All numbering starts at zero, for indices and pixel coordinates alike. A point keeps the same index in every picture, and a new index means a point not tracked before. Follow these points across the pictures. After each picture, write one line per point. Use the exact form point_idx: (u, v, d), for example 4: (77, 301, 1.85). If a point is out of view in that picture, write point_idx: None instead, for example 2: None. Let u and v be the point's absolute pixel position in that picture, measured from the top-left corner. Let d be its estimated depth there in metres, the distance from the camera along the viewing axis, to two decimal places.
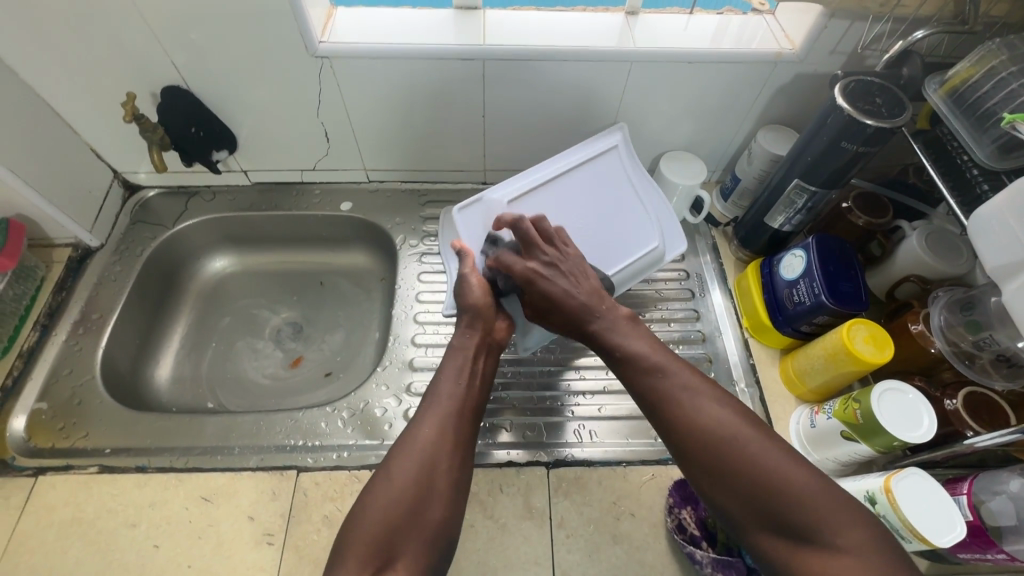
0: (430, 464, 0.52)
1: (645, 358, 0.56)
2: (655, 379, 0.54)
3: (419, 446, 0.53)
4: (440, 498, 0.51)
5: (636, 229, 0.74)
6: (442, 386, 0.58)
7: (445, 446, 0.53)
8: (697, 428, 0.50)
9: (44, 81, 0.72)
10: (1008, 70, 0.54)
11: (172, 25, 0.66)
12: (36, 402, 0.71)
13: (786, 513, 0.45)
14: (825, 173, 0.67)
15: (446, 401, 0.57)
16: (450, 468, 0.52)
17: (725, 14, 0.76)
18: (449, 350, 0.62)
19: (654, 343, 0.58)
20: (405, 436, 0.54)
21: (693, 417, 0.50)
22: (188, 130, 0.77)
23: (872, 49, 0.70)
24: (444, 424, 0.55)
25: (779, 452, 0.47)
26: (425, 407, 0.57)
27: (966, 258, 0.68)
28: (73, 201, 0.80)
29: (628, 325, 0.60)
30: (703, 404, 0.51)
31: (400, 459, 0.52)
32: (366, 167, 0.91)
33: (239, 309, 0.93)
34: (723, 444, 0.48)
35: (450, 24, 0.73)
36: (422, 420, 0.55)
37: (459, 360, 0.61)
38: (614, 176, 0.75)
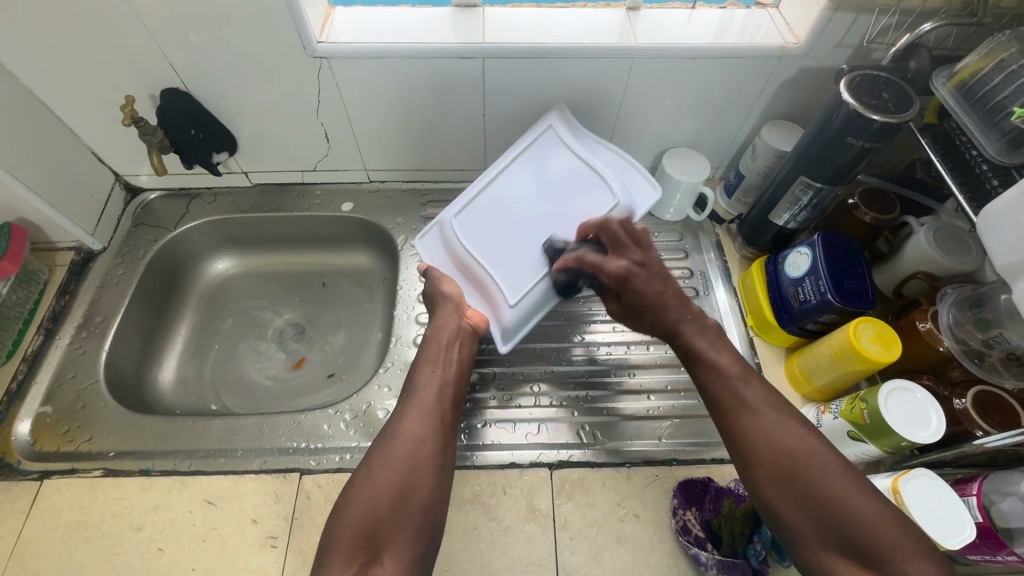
0: (409, 453, 0.55)
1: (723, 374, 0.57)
2: (740, 391, 0.55)
3: (399, 438, 0.56)
4: (423, 481, 0.53)
5: (591, 195, 0.69)
6: (418, 382, 0.62)
7: (423, 434, 0.56)
8: (774, 450, 0.51)
9: (44, 85, 0.72)
10: (1019, 63, 0.53)
11: (170, 27, 0.66)
12: (40, 406, 0.71)
13: (859, 542, 0.45)
14: (831, 169, 0.66)
15: (423, 394, 0.60)
16: (428, 452, 0.55)
17: (728, 8, 0.75)
18: (423, 345, 0.66)
19: (733, 356, 0.58)
20: (386, 430, 0.57)
21: (764, 431, 0.52)
22: (188, 132, 0.76)
23: (878, 42, 0.69)
24: (423, 414, 0.58)
25: (845, 480, 0.48)
26: (403, 403, 0.60)
27: (975, 255, 0.67)
28: (75, 204, 0.80)
29: (715, 338, 0.61)
30: (786, 423, 0.52)
31: (381, 450, 0.55)
32: (367, 167, 0.90)
33: (242, 311, 0.93)
34: (796, 458, 0.49)
35: (449, 22, 0.73)
36: (402, 414, 0.59)
37: (433, 352, 0.64)
38: (558, 150, 0.72)
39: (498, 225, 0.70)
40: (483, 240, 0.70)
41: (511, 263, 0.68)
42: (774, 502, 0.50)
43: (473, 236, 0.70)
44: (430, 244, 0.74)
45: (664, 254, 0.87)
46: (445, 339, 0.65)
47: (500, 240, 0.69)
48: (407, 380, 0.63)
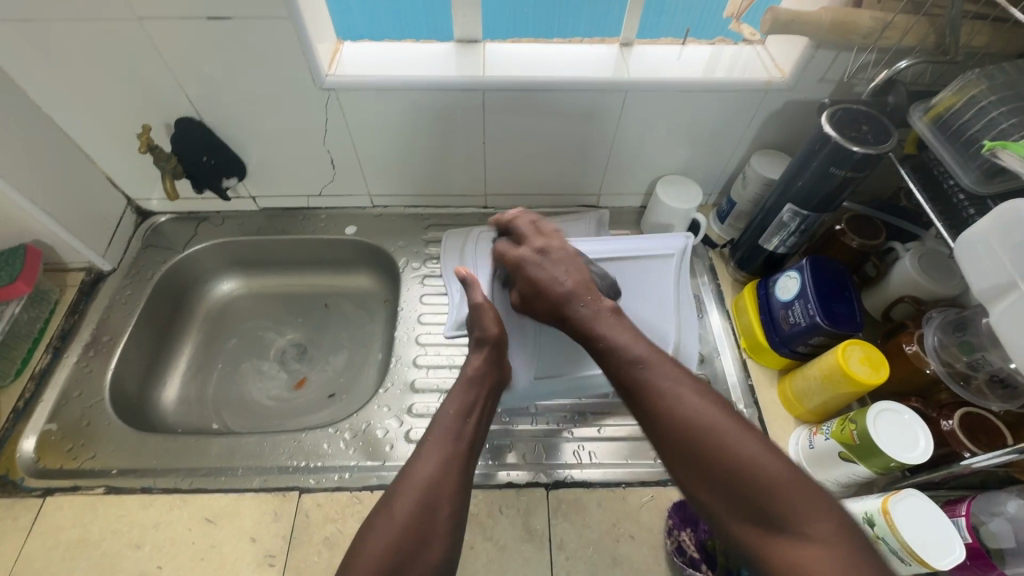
0: (432, 502, 0.53)
1: (630, 357, 0.57)
2: (636, 371, 0.56)
3: (421, 484, 0.54)
4: (437, 540, 0.51)
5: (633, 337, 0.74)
6: (444, 424, 0.60)
7: (448, 483, 0.55)
8: (675, 421, 0.52)
9: (65, 114, 0.76)
10: (989, 99, 0.56)
11: (186, 60, 0.70)
12: (46, 423, 0.73)
13: (760, 498, 0.46)
14: (816, 198, 0.69)
15: (446, 441, 0.58)
16: (449, 511, 0.53)
17: (716, 45, 0.79)
18: (459, 381, 0.64)
19: (639, 337, 0.59)
20: (407, 471, 0.56)
21: (672, 403, 0.53)
22: (199, 158, 0.80)
23: (859, 78, 0.73)
24: (448, 460, 0.56)
25: (749, 446, 0.49)
26: (429, 442, 0.58)
27: (959, 280, 0.69)
28: (87, 227, 0.83)
29: (613, 317, 0.62)
30: (685, 397, 0.53)
31: (401, 496, 0.53)
32: (371, 192, 0.94)
33: (246, 331, 0.95)
34: (698, 431, 0.50)
35: (451, 57, 0.77)
36: (426, 455, 0.57)
37: (467, 398, 0.62)
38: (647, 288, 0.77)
39: None
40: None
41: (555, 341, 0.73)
42: (679, 471, 0.51)
43: None
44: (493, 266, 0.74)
45: None
46: (485, 388, 0.64)
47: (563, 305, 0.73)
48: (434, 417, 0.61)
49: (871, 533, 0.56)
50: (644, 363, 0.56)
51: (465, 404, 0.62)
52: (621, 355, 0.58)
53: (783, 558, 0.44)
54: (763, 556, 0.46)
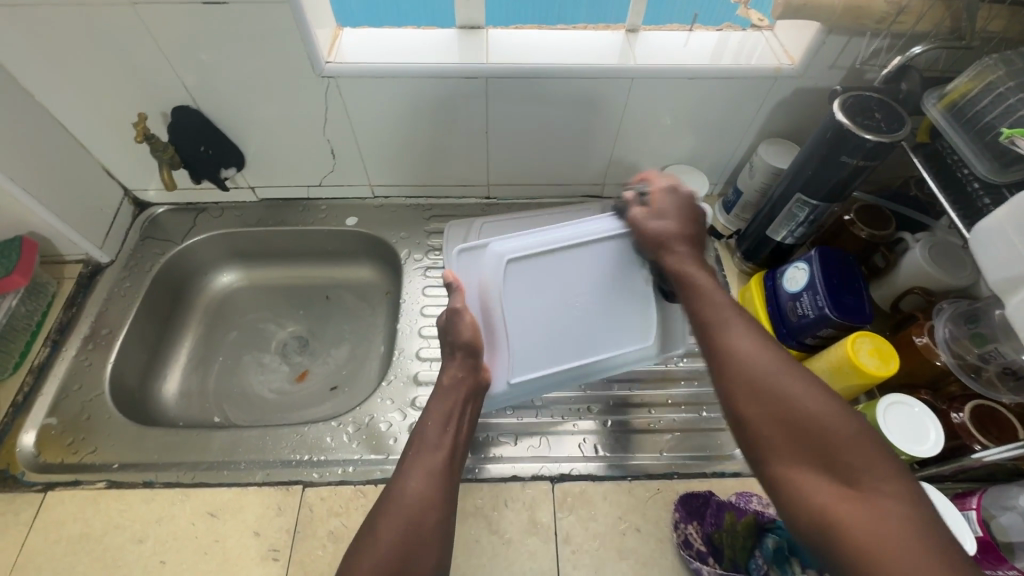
0: (416, 517, 0.53)
1: (706, 311, 0.55)
2: (714, 315, 0.55)
3: (402, 508, 0.54)
4: (426, 558, 0.52)
5: (621, 336, 0.67)
6: (423, 442, 0.59)
7: (432, 496, 0.55)
8: (744, 364, 0.51)
9: (59, 102, 0.74)
10: (1006, 84, 0.55)
11: (182, 46, 0.68)
12: (46, 417, 0.72)
13: (827, 445, 0.45)
14: (826, 188, 0.68)
15: (429, 455, 0.58)
16: (435, 524, 0.53)
17: (724, 31, 0.77)
18: (433, 397, 0.62)
19: (717, 287, 0.57)
20: (388, 494, 0.55)
21: (744, 351, 0.51)
22: (197, 149, 0.79)
23: (871, 64, 0.71)
24: (432, 474, 0.56)
25: (822, 405, 0.47)
26: (408, 464, 0.57)
27: (969, 270, 0.68)
28: (84, 218, 0.82)
29: (702, 266, 0.60)
30: (760, 345, 0.51)
31: (383, 521, 0.53)
32: (372, 182, 0.92)
33: (246, 324, 0.94)
34: (769, 377, 0.49)
35: (453, 43, 0.75)
36: (410, 471, 0.57)
37: (446, 407, 0.61)
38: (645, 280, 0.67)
39: (548, 282, 0.65)
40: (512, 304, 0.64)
41: (537, 342, 0.66)
42: (747, 413, 0.49)
43: (518, 283, 0.65)
44: (467, 259, 0.67)
45: None
46: (462, 394, 0.61)
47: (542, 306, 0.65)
48: (416, 432, 0.61)
49: None
50: (727, 317, 0.54)
51: (441, 422, 0.60)
52: (700, 308, 0.56)
53: (847, 511, 0.42)
54: (821, 507, 0.43)
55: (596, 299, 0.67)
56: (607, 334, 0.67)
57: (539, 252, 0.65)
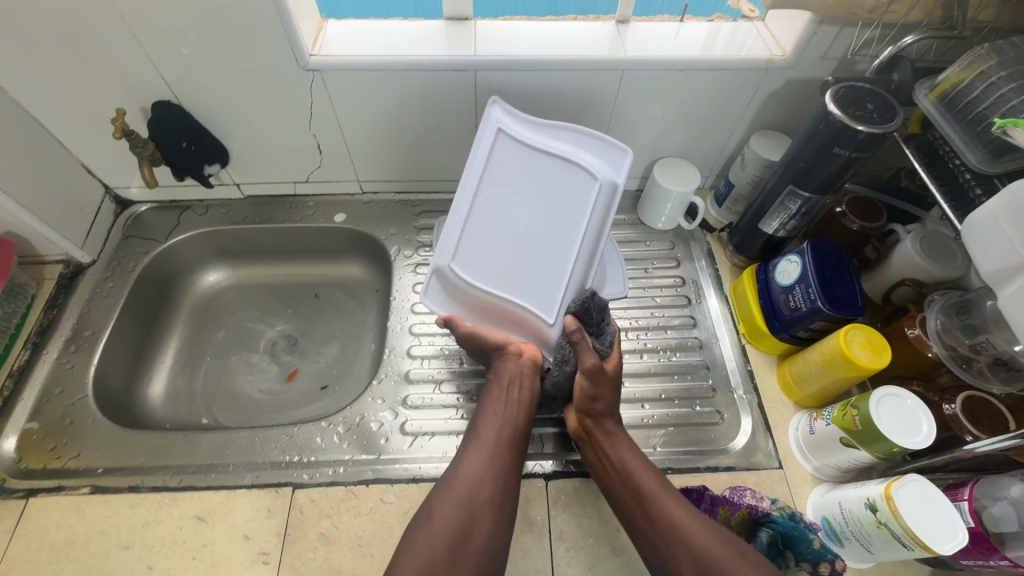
0: (472, 494, 0.55)
1: (642, 479, 0.59)
2: (637, 486, 0.58)
3: (462, 485, 0.56)
4: (483, 530, 0.54)
5: (569, 183, 0.63)
6: (482, 427, 0.61)
7: (488, 476, 0.57)
8: (674, 541, 0.54)
9: (33, 98, 0.72)
10: (999, 75, 0.54)
11: (161, 39, 0.66)
12: (27, 421, 0.70)
13: None
14: (818, 180, 0.67)
15: (486, 437, 0.60)
16: (489, 499, 0.55)
17: (715, 21, 0.76)
18: (489, 383, 0.65)
19: (639, 459, 0.61)
20: (449, 473, 0.58)
21: (673, 524, 0.55)
22: (179, 144, 0.76)
23: (863, 54, 0.71)
24: (488, 455, 0.58)
25: (742, 562, 0.51)
26: (468, 446, 0.60)
27: (960, 261, 0.68)
28: (64, 217, 0.80)
29: (621, 440, 0.62)
30: (682, 518, 0.55)
31: (444, 496, 0.56)
32: (360, 178, 0.91)
33: (234, 323, 0.92)
34: (699, 550, 0.52)
35: (441, 35, 0.73)
36: (467, 453, 0.59)
37: (497, 392, 0.63)
38: (552, 134, 0.64)
39: (497, 245, 0.66)
40: (497, 271, 0.66)
41: (531, 282, 0.65)
42: None
43: (481, 271, 0.67)
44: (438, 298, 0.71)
45: (655, 263, 0.88)
46: (503, 379, 0.64)
47: (514, 263, 0.66)
48: (472, 421, 0.63)
49: (874, 519, 0.56)
50: (662, 485, 0.58)
51: (498, 406, 0.62)
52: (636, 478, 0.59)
53: None
54: None
55: (541, 184, 0.64)
56: (570, 195, 0.63)
57: (461, 236, 0.67)
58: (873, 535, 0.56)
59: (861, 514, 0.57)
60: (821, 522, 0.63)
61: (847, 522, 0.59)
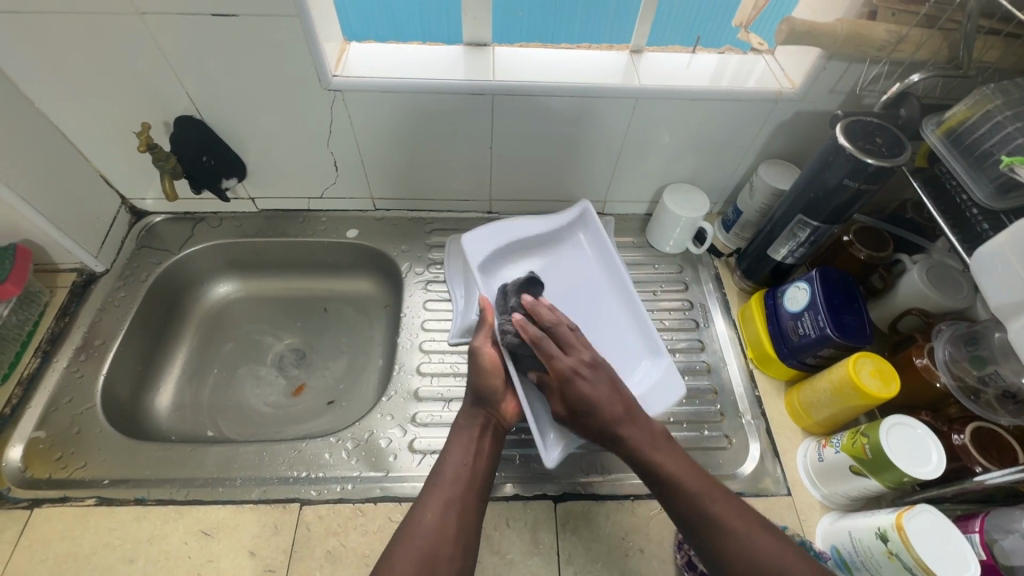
0: (434, 549, 0.52)
1: (729, 523, 0.52)
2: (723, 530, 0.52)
3: (420, 535, 0.53)
4: None
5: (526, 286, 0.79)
6: (445, 471, 0.58)
7: (448, 533, 0.53)
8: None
9: (60, 110, 0.73)
10: (1004, 113, 0.56)
11: (190, 57, 0.68)
12: (34, 430, 0.70)
13: None
14: (827, 209, 0.68)
15: (448, 487, 0.56)
16: (452, 558, 0.52)
17: (725, 54, 0.78)
18: (454, 432, 0.63)
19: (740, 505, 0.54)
20: (409, 521, 0.54)
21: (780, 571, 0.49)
22: (199, 158, 0.77)
23: (870, 89, 0.73)
24: (449, 508, 0.55)
25: None
26: (428, 493, 0.57)
27: (966, 292, 0.69)
28: (80, 227, 0.80)
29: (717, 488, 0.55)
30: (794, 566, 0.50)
31: (402, 548, 0.52)
32: (373, 195, 0.92)
33: (242, 336, 0.92)
34: None
35: (460, 60, 0.75)
36: (426, 504, 0.55)
37: (463, 441, 0.61)
38: (548, 244, 0.83)
39: None
40: None
41: None
42: None
43: None
44: (652, 373, 0.73)
45: (663, 286, 0.89)
46: (476, 427, 0.62)
47: None
48: (435, 465, 0.60)
49: (884, 549, 0.56)
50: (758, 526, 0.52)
51: (463, 451, 0.60)
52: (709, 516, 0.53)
53: None
54: None
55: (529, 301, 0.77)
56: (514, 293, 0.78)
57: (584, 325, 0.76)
58: (884, 565, 0.56)
59: (872, 544, 0.57)
60: (831, 551, 0.63)
61: (857, 551, 0.59)
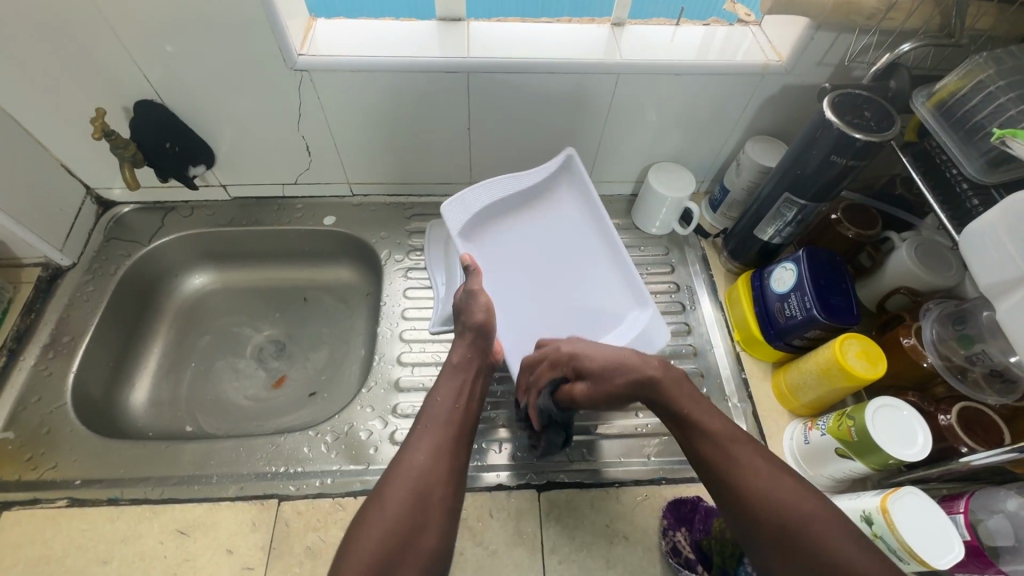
0: (424, 487, 0.51)
1: (763, 481, 0.48)
2: (758, 486, 0.48)
3: (410, 474, 0.51)
4: (435, 526, 0.49)
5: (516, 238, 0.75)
6: (434, 412, 0.57)
7: (439, 468, 0.52)
8: (803, 535, 0.45)
9: (11, 97, 0.69)
10: (997, 84, 0.53)
11: (145, 37, 0.64)
12: (2, 431, 0.68)
13: None
14: (814, 187, 0.66)
15: (441, 426, 0.56)
16: (442, 497, 0.51)
17: (711, 25, 0.75)
18: (445, 371, 0.61)
19: (773, 464, 0.50)
20: (397, 460, 0.53)
21: (801, 522, 0.45)
22: (163, 145, 0.74)
23: (860, 61, 0.70)
24: (439, 447, 0.54)
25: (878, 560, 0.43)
26: (419, 432, 0.56)
27: (955, 270, 0.68)
28: (42, 219, 0.77)
29: (756, 449, 0.51)
30: (816, 517, 0.45)
31: (392, 486, 0.51)
32: (350, 180, 0.89)
33: (219, 328, 0.90)
34: (822, 544, 0.44)
35: (433, 35, 0.72)
36: (416, 444, 0.54)
37: (456, 384, 0.60)
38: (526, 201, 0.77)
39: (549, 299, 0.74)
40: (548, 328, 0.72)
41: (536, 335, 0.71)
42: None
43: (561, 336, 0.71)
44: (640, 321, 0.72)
45: (650, 268, 0.88)
46: (472, 371, 0.61)
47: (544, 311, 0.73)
48: (424, 406, 0.59)
49: (869, 531, 0.55)
50: (791, 484, 0.48)
51: (454, 392, 0.59)
52: (753, 485, 0.48)
53: None
54: None
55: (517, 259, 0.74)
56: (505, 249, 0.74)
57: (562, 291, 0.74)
58: None
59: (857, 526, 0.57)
60: None
61: None
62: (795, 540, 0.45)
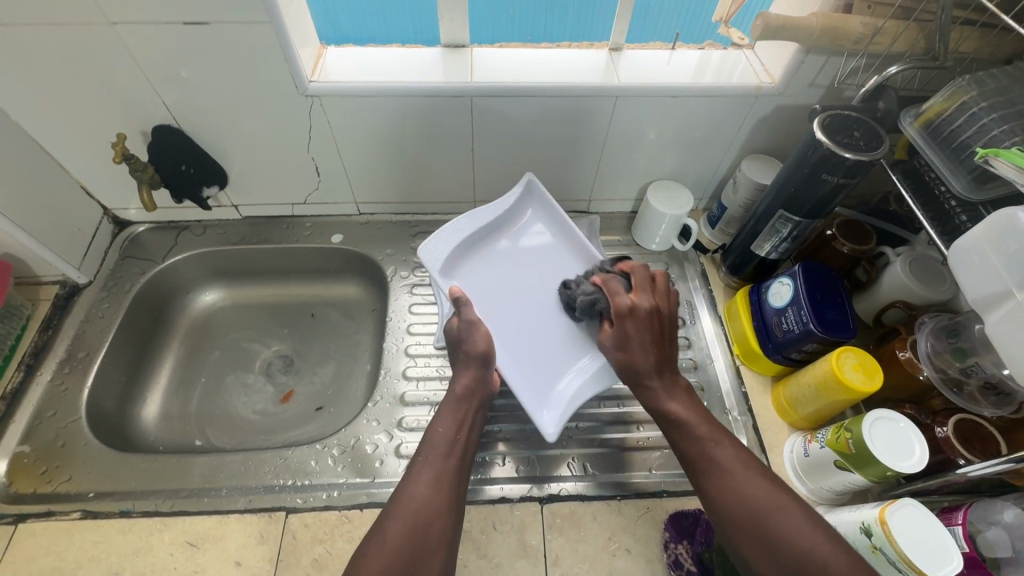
0: (424, 520, 0.52)
1: (753, 497, 0.51)
2: (745, 498, 0.51)
3: (411, 506, 0.53)
4: (434, 558, 0.50)
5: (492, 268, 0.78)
6: (434, 443, 0.58)
7: (439, 501, 0.53)
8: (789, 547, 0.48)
9: (35, 122, 0.73)
10: (979, 105, 0.56)
11: (164, 66, 0.67)
12: (18, 445, 0.70)
13: None
14: (808, 204, 0.68)
15: (440, 459, 0.56)
16: (442, 529, 0.52)
17: (705, 49, 0.78)
18: (445, 401, 0.62)
19: (759, 478, 0.53)
20: (398, 492, 0.54)
21: (787, 532, 0.49)
22: (177, 167, 0.77)
23: (849, 83, 0.73)
24: (439, 478, 0.55)
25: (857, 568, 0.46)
26: (419, 463, 0.56)
27: (949, 284, 0.69)
28: (61, 239, 0.80)
29: (741, 456, 0.54)
30: (799, 529, 0.49)
31: (393, 519, 0.51)
32: (358, 200, 0.92)
33: (229, 343, 0.92)
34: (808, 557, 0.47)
35: (437, 62, 0.75)
36: (417, 475, 0.55)
37: (456, 414, 0.61)
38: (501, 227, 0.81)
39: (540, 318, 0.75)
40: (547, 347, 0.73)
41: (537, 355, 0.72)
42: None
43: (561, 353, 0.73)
44: None
45: None
46: (471, 402, 0.62)
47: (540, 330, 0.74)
48: (424, 435, 0.60)
49: (870, 543, 0.55)
50: (777, 499, 0.51)
51: (454, 422, 0.60)
52: (743, 500, 0.51)
53: None
54: None
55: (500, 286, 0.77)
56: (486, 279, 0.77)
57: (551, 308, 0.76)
58: (870, 558, 0.56)
59: (858, 538, 0.57)
60: None
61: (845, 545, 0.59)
62: (781, 549, 0.49)
